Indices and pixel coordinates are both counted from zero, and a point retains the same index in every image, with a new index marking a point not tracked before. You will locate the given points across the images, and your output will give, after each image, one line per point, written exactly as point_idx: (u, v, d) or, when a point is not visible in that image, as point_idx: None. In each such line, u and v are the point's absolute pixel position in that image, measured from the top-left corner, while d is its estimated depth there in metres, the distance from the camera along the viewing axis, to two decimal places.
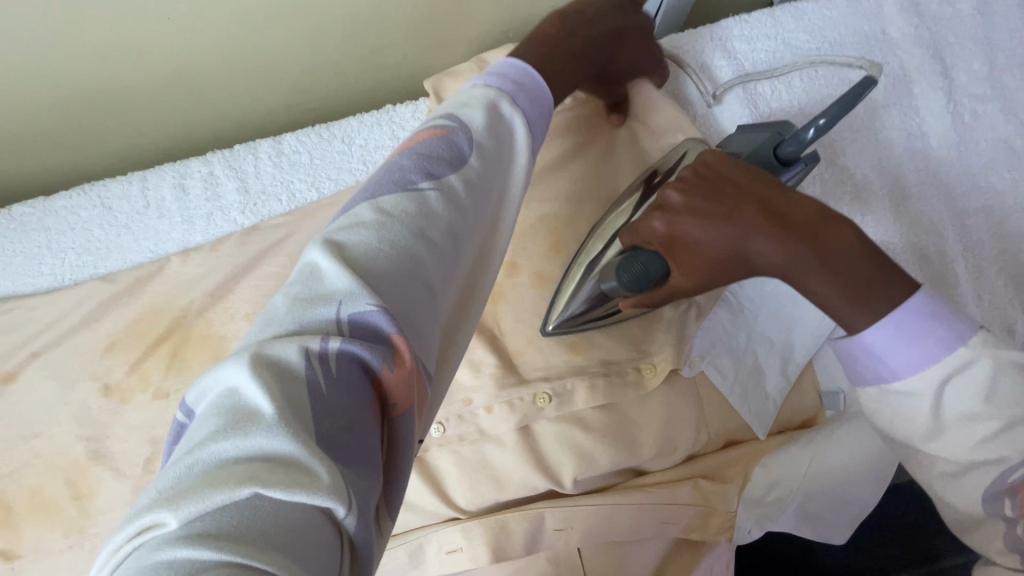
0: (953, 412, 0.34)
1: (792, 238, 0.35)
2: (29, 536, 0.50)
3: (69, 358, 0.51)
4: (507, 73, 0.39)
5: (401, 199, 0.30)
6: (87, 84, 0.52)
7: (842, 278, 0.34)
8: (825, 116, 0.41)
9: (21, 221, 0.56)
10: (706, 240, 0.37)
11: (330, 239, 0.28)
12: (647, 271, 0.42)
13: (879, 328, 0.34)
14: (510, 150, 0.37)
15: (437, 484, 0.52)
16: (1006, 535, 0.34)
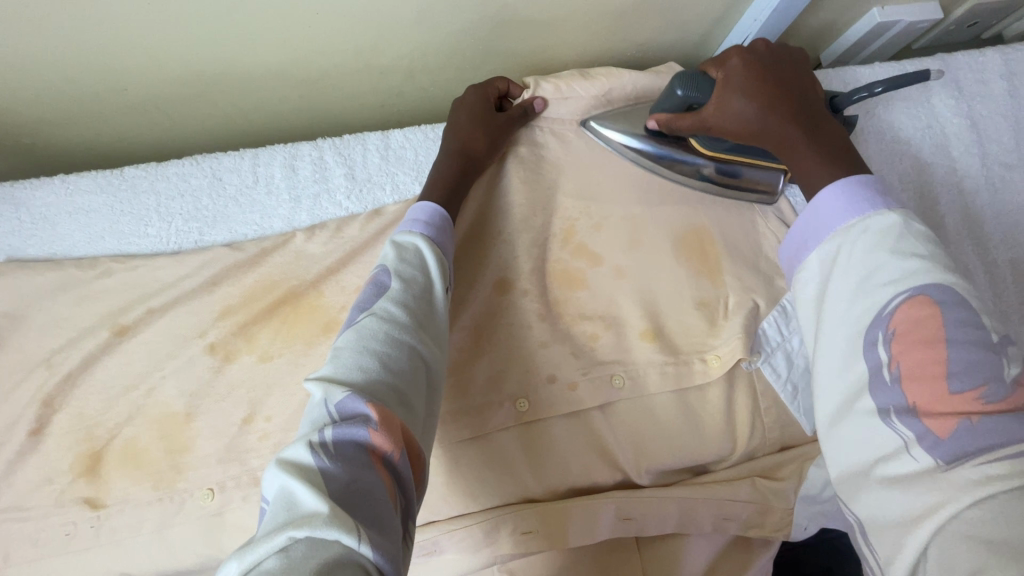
0: (866, 260, 0.38)
1: (791, 121, 0.46)
2: (120, 484, 0.51)
3: (179, 317, 0.54)
4: (418, 218, 0.49)
5: (348, 334, 0.40)
6: (222, 67, 0.56)
7: (820, 147, 0.45)
8: (881, 86, 0.51)
9: (133, 183, 0.58)
10: (739, 106, 0.48)
11: (315, 373, 0.37)
12: (698, 84, 0.50)
13: (838, 185, 0.42)
14: (436, 283, 0.45)
15: (519, 468, 0.55)
16: (876, 389, 0.35)
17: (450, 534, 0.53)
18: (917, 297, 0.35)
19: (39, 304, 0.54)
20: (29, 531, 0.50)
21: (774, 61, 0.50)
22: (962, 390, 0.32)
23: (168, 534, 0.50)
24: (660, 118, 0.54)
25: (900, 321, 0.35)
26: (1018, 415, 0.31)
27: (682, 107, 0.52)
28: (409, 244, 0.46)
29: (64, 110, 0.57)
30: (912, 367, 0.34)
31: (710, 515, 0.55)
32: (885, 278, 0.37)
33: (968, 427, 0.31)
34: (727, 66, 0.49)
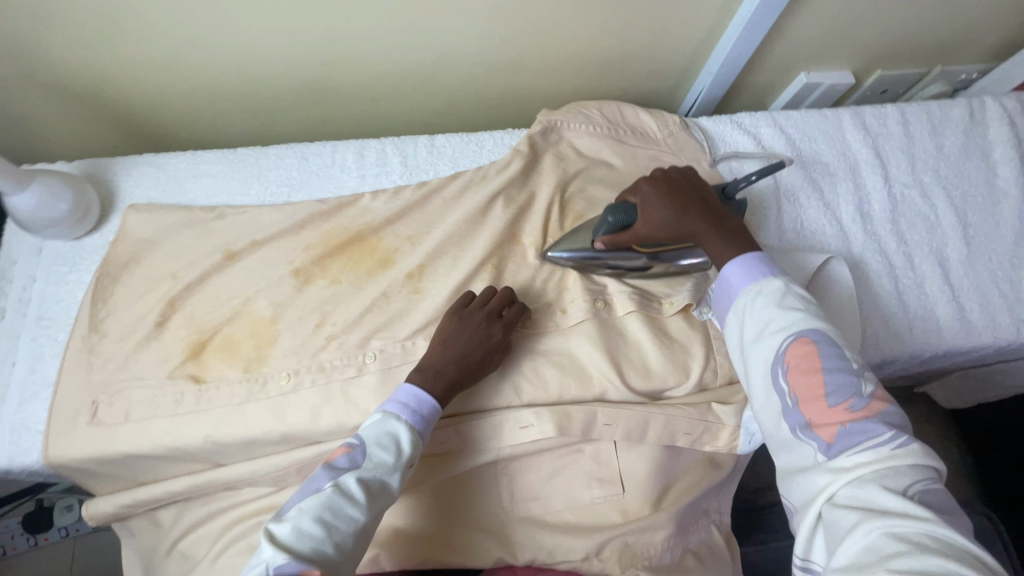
0: (761, 317, 0.57)
1: (702, 222, 0.64)
2: (217, 367, 0.67)
3: (273, 250, 0.73)
4: (403, 401, 0.60)
5: (313, 499, 0.51)
6: (319, 80, 0.81)
7: (724, 239, 0.63)
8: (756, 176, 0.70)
9: (244, 158, 0.79)
10: (665, 218, 0.65)
11: (270, 529, 0.50)
12: (626, 211, 0.67)
13: (737, 266, 0.61)
14: (400, 463, 0.56)
15: (520, 380, 0.70)
16: (784, 412, 0.53)
17: (465, 425, 0.68)
18: (796, 340, 0.54)
19: (170, 236, 0.72)
20: (144, 397, 0.65)
21: (676, 179, 0.67)
22: (836, 404, 0.50)
23: (250, 407, 0.66)
24: (602, 239, 0.69)
25: (792, 359, 0.54)
26: (875, 416, 0.49)
27: (618, 229, 0.68)
28: (389, 431, 0.57)
29: (208, 99, 0.80)
30: (806, 393, 0.52)
31: (673, 428, 0.69)
32: (775, 328, 0.56)
33: (845, 428, 0.49)
34: (641, 191, 0.67)
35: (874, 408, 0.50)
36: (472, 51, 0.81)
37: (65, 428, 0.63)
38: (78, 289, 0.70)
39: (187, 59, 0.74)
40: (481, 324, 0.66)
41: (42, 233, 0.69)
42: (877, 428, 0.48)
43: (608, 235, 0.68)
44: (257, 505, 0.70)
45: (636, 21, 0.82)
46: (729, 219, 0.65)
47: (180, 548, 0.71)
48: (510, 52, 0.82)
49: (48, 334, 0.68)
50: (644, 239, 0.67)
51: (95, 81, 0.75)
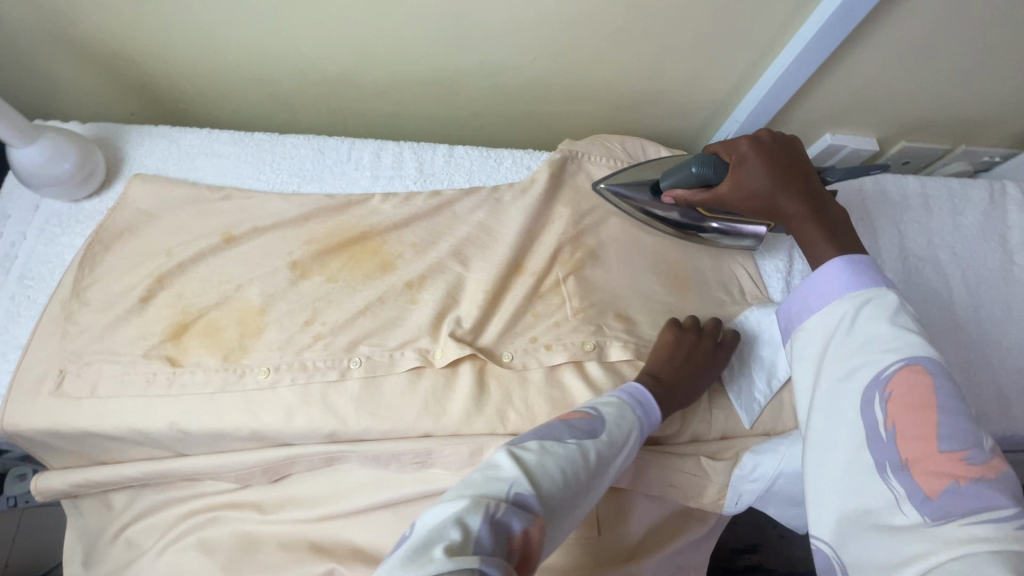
0: (864, 327, 0.48)
1: (799, 199, 0.60)
2: (197, 351, 0.64)
3: (273, 239, 0.71)
4: (626, 396, 0.58)
5: (503, 471, 0.45)
6: (349, 75, 0.80)
7: (822, 225, 0.58)
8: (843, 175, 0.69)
9: (258, 143, 0.77)
10: (760, 183, 0.61)
11: (440, 506, 0.41)
12: (714, 167, 0.66)
13: (838, 262, 0.53)
14: (617, 445, 0.52)
15: (507, 406, 0.66)
16: (871, 444, 0.43)
17: (443, 447, 0.64)
18: (908, 364, 0.44)
19: (171, 210, 0.71)
20: (114, 374, 0.62)
21: (780, 149, 0.64)
22: (948, 453, 0.40)
23: (224, 397, 0.62)
24: (677, 192, 0.69)
25: (897, 388, 0.44)
26: (995, 481, 0.39)
27: (698, 184, 0.67)
28: (601, 411, 0.54)
29: (233, 79, 0.80)
30: (907, 430, 0.42)
31: (659, 477, 0.66)
32: (879, 346, 0.46)
33: (958, 486, 0.39)
34: (738, 150, 0.64)
35: (996, 470, 0.40)
36: (503, 69, 0.81)
37: (28, 394, 0.61)
38: (67, 252, 0.68)
39: (218, 39, 0.73)
40: (707, 350, 0.67)
41: (39, 189, 0.67)
42: (1000, 497, 0.38)
43: (685, 188, 0.68)
44: (216, 500, 0.66)
45: (670, 61, 0.82)
46: (830, 213, 0.60)
47: (128, 535, 0.67)
48: (541, 74, 0.82)
49: (27, 295, 0.65)
50: (724, 203, 0.65)
51: (123, 46, 0.74)
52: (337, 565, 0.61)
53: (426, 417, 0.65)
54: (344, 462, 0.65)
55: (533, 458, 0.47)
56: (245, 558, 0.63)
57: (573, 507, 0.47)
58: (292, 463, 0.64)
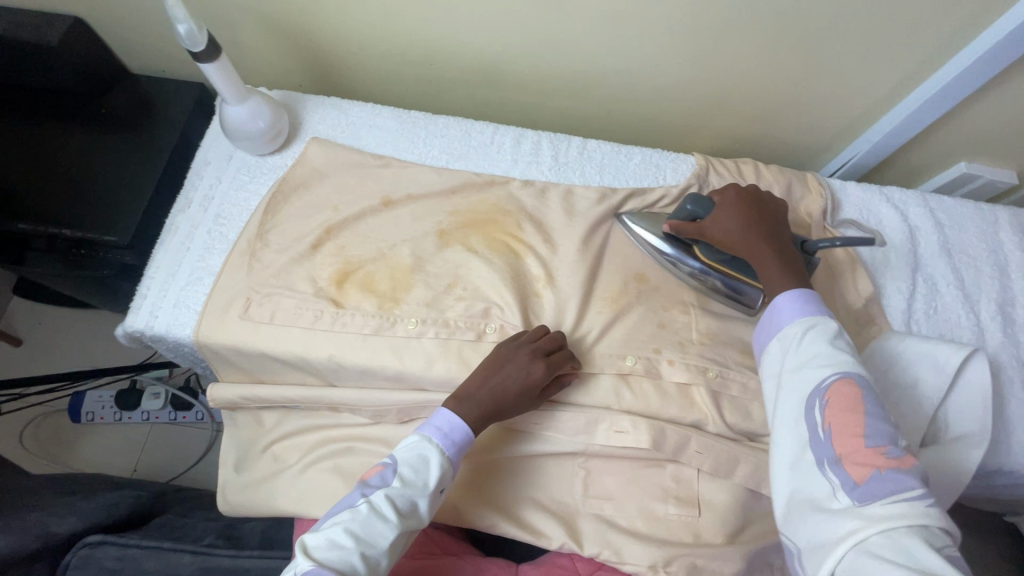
0: (808, 346, 0.59)
1: (766, 241, 0.67)
2: (357, 296, 0.73)
3: (424, 207, 0.79)
4: (440, 427, 0.61)
5: (346, 534, 0.53)
6: (501, 66, 0.87)
7: (782, 266, 0.65)
8: (842, 240, 0.70)
9: (415, 120, 0.85)
10: (732, 227, 0.68)
11: (310, 548, 0.52)
12: (705, 205, 0.71)
13: (789, 293, 0.63)
14: (421, 488, 0.58)
15: (623, 385, 0.71)
16: (812, 445, 0.53)
17: (560, 413, 0.70)
18: (841, 377, 0.55)
19: (340, 171, 0.80)
20: (289, 307, 0.71)
21: (763, 200, 0.71)
22: (872, 448, 0.51)
23: (376, 340, 0.71)
24: (670, 222, 0.73)
25: (834, 397, 0.54)
26: (905, 469, 0.49)
27: (688, 217, 0.72)
28: (426, 458, 0.59)
29: (397, 61, 0.89)
30: (840, 432, 0.52)
31: (763, 474, 0.68)
32: (820, 362, 0.57)
33: (879, 475, 0.49)
34: (725, 195, 0.71)
35: (907, 462, 0.50)
36: (644, 70, 0.85)
37: (218, 315, 0.71)
38: (253, 199, 0.78)
39: (397, 24, 0.82)
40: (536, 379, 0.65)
41: (237, 141, 0.78)
42: (908, 481, 0.48)
43: (676, 220, 0.72)
44: (350, 431, 0.74)
45: (808, 76, 0.84)
46: (792, 254, 0.67)
47: (274, 451, 0.76)
48: (679, 79, 0.86)
49: (220, 231, 0.76)
50: (704, 238, 0.71)
51: (315, 26, 0.84)
52: (458, 504, 0.70)
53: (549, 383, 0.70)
54: None
55: (343, 523, 0.54)
56: None
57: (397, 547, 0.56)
58: (420, 408, 0.71)
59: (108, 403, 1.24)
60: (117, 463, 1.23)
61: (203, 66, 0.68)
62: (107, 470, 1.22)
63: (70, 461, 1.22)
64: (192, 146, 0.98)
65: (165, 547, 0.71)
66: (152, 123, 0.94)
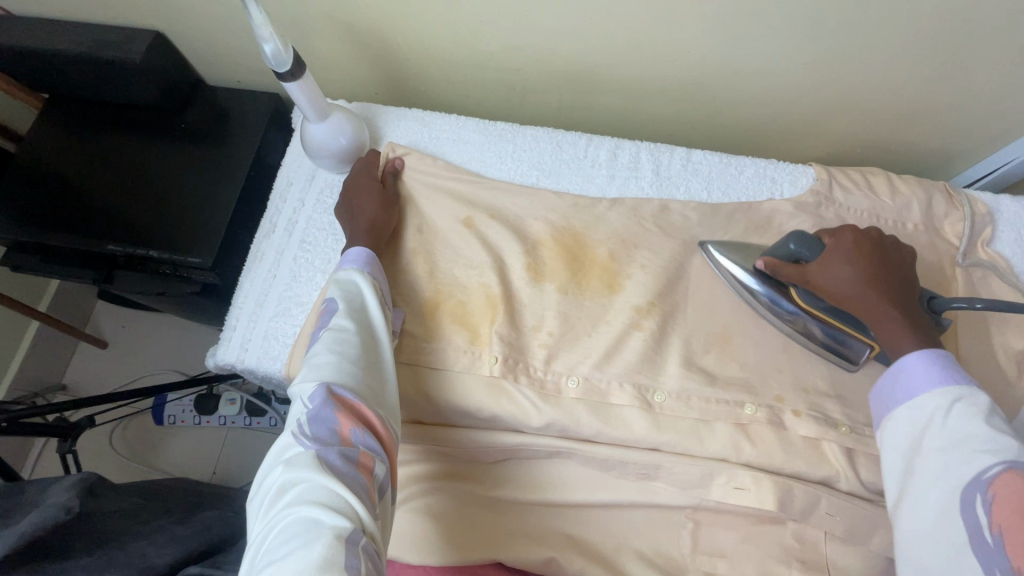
0: (953, 420, 0.50)
1: (896, 301, 0.58)
2: (449, 330, 0.69)
3: (514, 231, 0.73)
4: (354, 258, 0.65)
5: (327, 354, 0.55)
6: (594, 72, 0.80)
7: (911, 332, 0.56)
8: (982, 304, 0.60)
9: (501, 133, 0.79)
10: (854, 277, 0.59)
11: (298, 388, 0.54)
12: (811, 246, 0.62)
13: (921, 357, 0.54)
14: (369, 304, 0.61)
15: (740, 436, 0.64)
16: (974, 547, 0.44)
17: (671, 463, 0.64)
18: (1008, 468, 0.45)
19: (426, 194, 0.76)
20: None
21: (886, 246, 0.62)
22: None
23: (469, 378, 0.67)
24: (768, 259, 0.65)
25: (1002, 491, 0.45)
26: None
27: (790, 256, 0.64)
28: (353, 281, 0.62)
29: (480, 67, 0.82)
30: (1018, 539, 0.42)
31: None
32: (977, 447, 0.47)
33: None
34: (838, 238, 0.62)
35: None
36: (757, 74, 0.76)
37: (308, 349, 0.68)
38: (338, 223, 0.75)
39: (484, 29, 0.76)
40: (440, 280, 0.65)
41: (318, 161, 0.75)
42: None
43: (776, 257, 0.64)
44: (438, 470, 0.70)
45: (955, 75, 0.73)
46: (925, 319, 0.58)
47: None
48: (797, 81, 0.77)
49: (306, 257, 0.73)
50: (813, 285, 0.62)
51: (397, 35, 0.79)
52: (556, 555, 0.64)
53: (657, 430, 0.65)
54: (566, 456, 0.68)
55: (318, 357, 0.55)
56: (465, 531, 0.66)
57: (378, 363, 0.58)
58: (520, 449, 0.68)
59: (188, 407, 1.27)
60: (197, 466, 1.26)
61: (286, 84, 0.64)
62: (189, 473, 1.25)
63: (155, 463, 1.26)
64: (268, 160, 0.95)
65: None
66: (230, 137, 0.92)
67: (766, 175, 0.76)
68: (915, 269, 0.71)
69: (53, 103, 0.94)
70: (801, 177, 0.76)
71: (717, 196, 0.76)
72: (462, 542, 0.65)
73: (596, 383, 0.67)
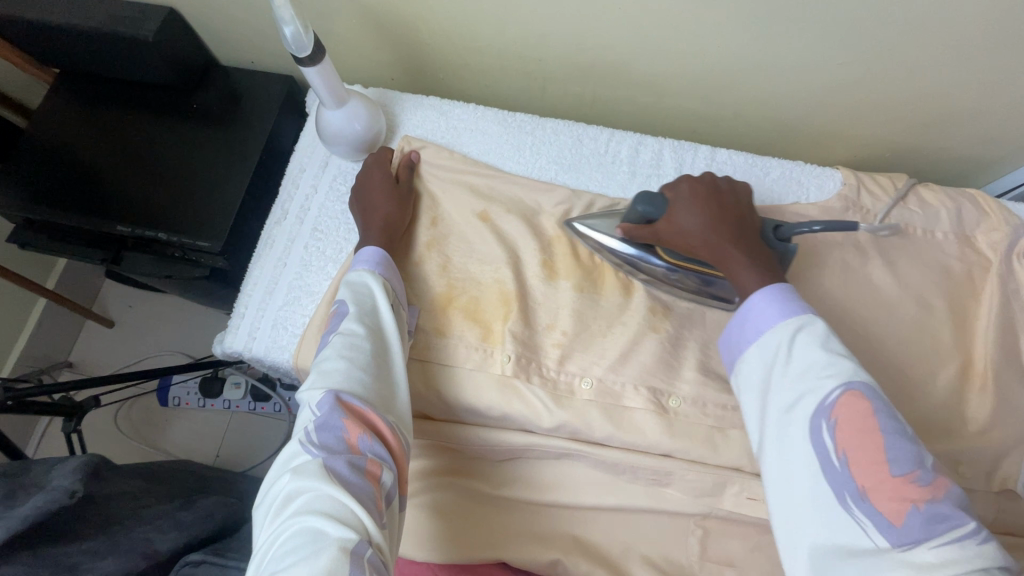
0: (799, 352, 0.50)
1: (731, 240, 0.58)
2: (461, 326, 0.68)
3: (532, 227, 0.72)
4: (368, 259, 0.63)
5: (337, 360, 0.54)
6: (618, 65, 0.77)
7: (765, 275, 0.56)
8: (820, 225, 0.60)
9: (520, 124, 0.77)
10: (696, 228, 0.59)
11: (307, 394, 0.53)
12: (656, 202, 0.61)
13: (764, 295, 0.53)
14: (380, 308, 0.60)
15: (757, 445, 0.63)
16: (829, 474, 0.44)
17: (684, 470, 0.63)
18: (848, 389, 0.46)
19: (442, 186, 0.74)
20: None
21: (720, 188, 0.62)
22: (901, 476, 0.42)
23: (480, 376, 0.66)
24: (624, 226, 0.64)
25: (842, 414, 0.45)
26: (941, 500, 0.42)
27: (641, 220, 0.63)
28: (365, 282, 0.61)
29: (500, 55, 0.80)
30: (860, 459, 0.44)
31: None
32: (820, 373, 0.48)
33: (915, 511, 0.41)
34: (677, 189, 0.62)
35: (939, 487, 0.42)
36: (787, 72, 0.74)
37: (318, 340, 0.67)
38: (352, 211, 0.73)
39: (506, 16, 0.73)
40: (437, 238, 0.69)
41: (333, 148, 0.73)
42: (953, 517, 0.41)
43: (630, 224, 0.64)
44: (446, 466, 0.69)
45: (996, 80, 0.70)
46: (763, 253, 0.58)
47: None
48: (829, 81, 0.74)
49: (317, 246, 0.71)
50: (669, 244, 0.62)
51: (416, 19, 0.77)
52: (563, 558, 0.64)
53: (671, 436, 0.63)
54: (576, 458, 0.67)
55: (328, 363, 0.54)
56: (468, 529, 0.66)
57: (387, 369, 0.57)
58: (530, 450, 0.66)
59: (193, 390, 1.27)
60: (200, 449, 1.26)
61: (305, 70, 0.62)
62: (192, 455, 1.25)
63: (160, 443, 1.26)
64: (280, 144, 0.94)
65: None
66: (242, 119, 0.90)
67: (793, 179, 0.74)
68: (944, 280, 0.68)
69: (65, 79, 0.93)
70: (829, 182, 0.74)
71: None
72: (470, 541, 0.65)
73: (610, 385, 0.65)
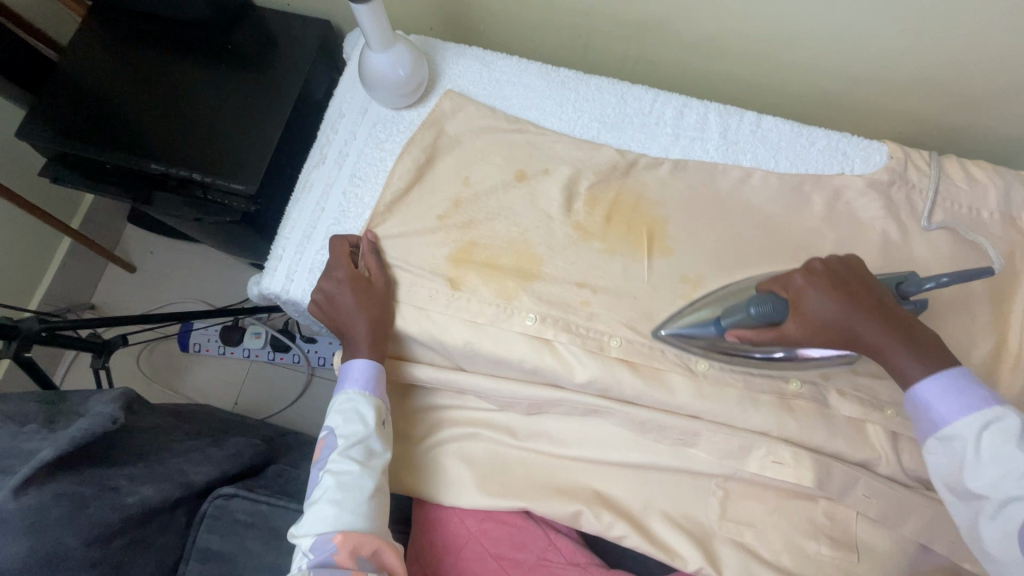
0: None
1: (889, 332, 0.53)
2: (496, 279, 0.67)
3: (571, 186, 0.71)
4: (359, 374, 0.63)
5: (319, 506, 0.57)
6: (667, 23, 0.75)
7: (926, 361, 0.52)
8: (949, 278, 0.57)
9: (563, 80, 0.76)
10: (839, 320, 0.54)
11: (299, 532, 0.56)
12: (774, 303, 0.56)
13: (932, 379, 0.52)
14: (367, 434, 0.61)
15: (785, 411, 0.64)
16: None
17: (710, 433, 0.64)
18: None
19: (482, 139, 0.73)
20: (428, 287, 0.67)
21: (838, 272, 0.57)
22: None
23: (513, 329, 0.66)
24: (733, 330, 0.58)
25: None
26: None
27: (761, 324, 0.57)
28: (353, 408, 0.61)
29: (546, 7, 0.77)
30: None
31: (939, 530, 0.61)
32: None
33: None
34: (793, 285, 0.57)
35: None
36: (843, 38, 0.71)
37: None
38: (390, 159, 0.73)
39: None
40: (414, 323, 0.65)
41: (375, 95, 0.72)
42: None
43: (742, 327, 0.58)
44: (475, 416, 0.71)
45: None
46: (920, 330, 0.54)
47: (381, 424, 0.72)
48: (884, 50, 0.72)
49: (356, 193, 0.72)
50: (801, 340, 0.57)
51: None
52: (585, 509, 0.65)
53: (700, 398, 0.64)
54: (603, 416, 0.68)
55: (319, 498, 0.57)
56: (495, 478, 0.68)
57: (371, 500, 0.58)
58: (558, 405, 0.67)
59: (213, 337, 1.29)
60: (218, 394, 1.29)
61: (355, 7, 0.61)
62: (210, 400, 1.28)
63: (178, 387, 1.29)
64: (314, 91, 0.92)
65: (289, 507, 0.71)
66: (277, 61, 0.89)
67: (840, 150, 0.73)
68: (984, 261, 0.68)
69: (96, 13, 0.91)
70: (876, 156, 0.72)
71: (784, 166, 0.73)
72: (495, 488, 0.67)
73: (643, 346, 0.66)
